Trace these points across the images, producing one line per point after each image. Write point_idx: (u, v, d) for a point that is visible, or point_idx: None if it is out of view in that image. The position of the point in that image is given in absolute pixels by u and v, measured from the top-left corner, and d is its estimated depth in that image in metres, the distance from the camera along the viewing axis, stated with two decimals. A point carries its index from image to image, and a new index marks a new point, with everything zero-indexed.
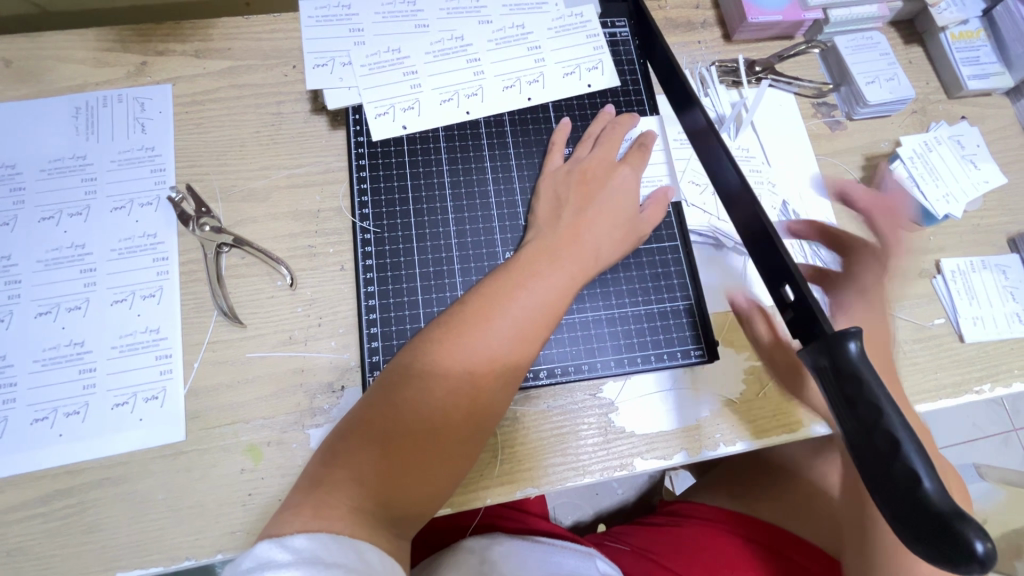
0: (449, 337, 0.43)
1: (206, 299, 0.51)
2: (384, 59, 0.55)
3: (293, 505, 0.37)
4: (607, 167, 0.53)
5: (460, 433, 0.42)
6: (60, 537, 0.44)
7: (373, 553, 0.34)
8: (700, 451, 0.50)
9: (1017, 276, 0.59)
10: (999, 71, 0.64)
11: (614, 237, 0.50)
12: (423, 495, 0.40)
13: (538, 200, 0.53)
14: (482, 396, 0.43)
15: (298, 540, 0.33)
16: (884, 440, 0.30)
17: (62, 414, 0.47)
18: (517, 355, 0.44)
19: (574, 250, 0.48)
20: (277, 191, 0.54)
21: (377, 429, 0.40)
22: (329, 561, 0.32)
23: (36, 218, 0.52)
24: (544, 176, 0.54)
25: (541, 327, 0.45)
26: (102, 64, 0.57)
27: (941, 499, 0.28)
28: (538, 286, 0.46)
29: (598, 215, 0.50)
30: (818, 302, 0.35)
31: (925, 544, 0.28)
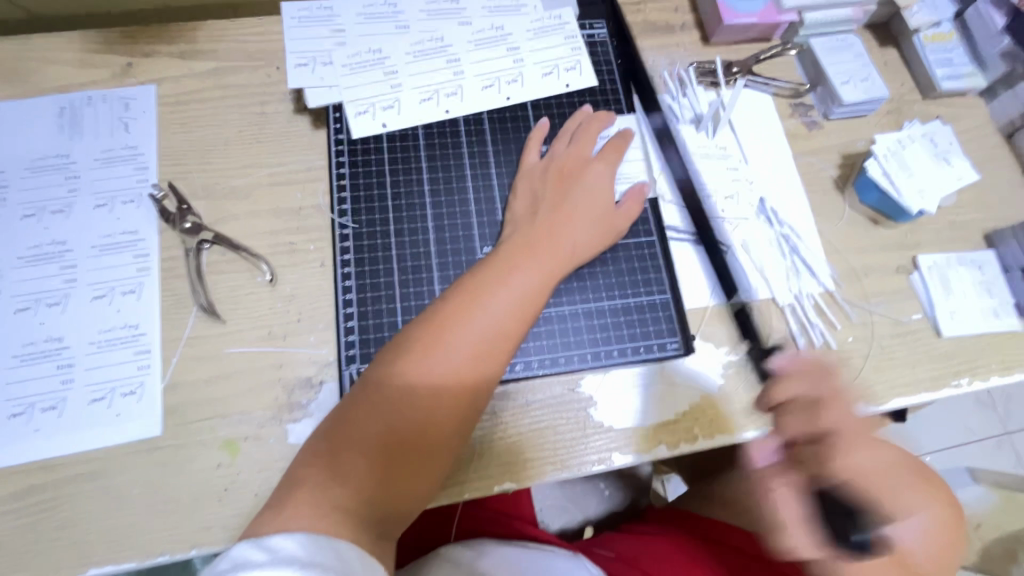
0: (429, 337, 0.43)
1: (185, 295, 0.51)
2: (363, 59, 0.56)
3: (277, 503, 0.37)
4: (581, 164, 0.54)
5: (443, 430, 0.42)
6: (34, 533, 0.44)
7: (354, 554, 0.33)
8: (676, 446, 0.50)
9: (993, 272, 0.59)
10: (972, 72, 0.65)
11: (592, 232, 0.51)
12: (408, 493, 0.41)
13: (516, 200, 0.53)
14: (464, 393, 0.43)
15: (277, 540, 0.32)
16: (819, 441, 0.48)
17: (39, 409, 0.47)
18: (498, 351, 0.45)
19: (552, 247, 0.49)
20: (259, 189, 0.55)
21: (361, 432, 0.41)
22: (307, 560, 0.31)
23: (18, 215, 0.52)
24: (523, 173, 0.55)
25: (521, 323, 0.46)
26: (88, 64, 0.58)
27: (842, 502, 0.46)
28: (515, 283, 0.46)
29: (573, 213, 0.51)
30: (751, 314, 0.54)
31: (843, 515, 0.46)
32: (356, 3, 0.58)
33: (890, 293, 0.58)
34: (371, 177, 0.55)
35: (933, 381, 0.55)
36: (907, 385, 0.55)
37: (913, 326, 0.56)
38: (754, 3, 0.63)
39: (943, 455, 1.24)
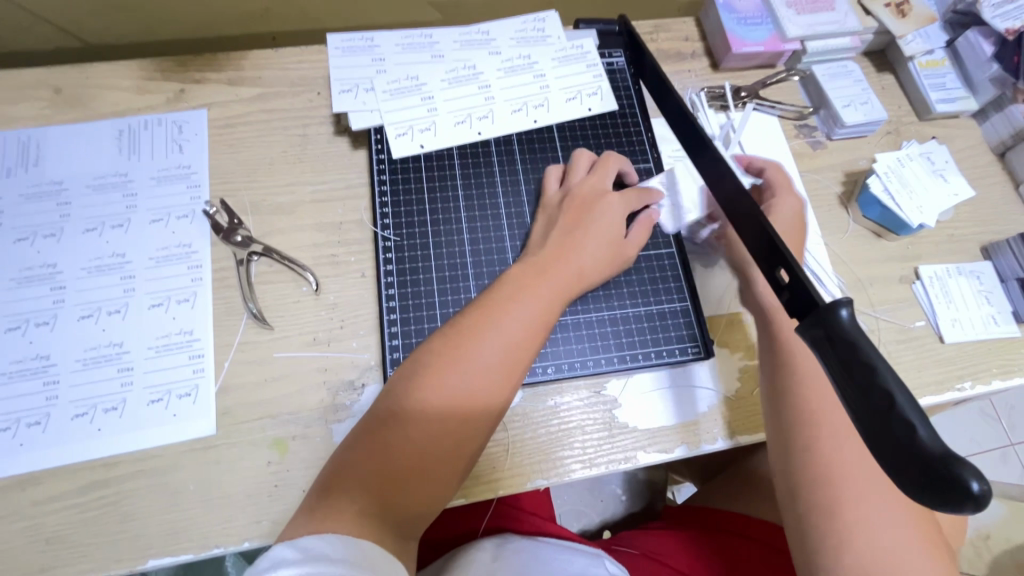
0: (447, 354, 0.45)
1: (236, 303, 0.55)
2: (403, 85, 0.61)
3: (310, 509, 0.39)
4: (599, 192, 0.56)
5: (462, 442, 0.44)
6: (96, 526, 0.47)
7: (375, 552, 0.36)
8: (698, 445, 0.53)
9: (991, 282, 0.63)
10: (964, 96, 0.70)
11: (604, 256, 0.54)
12: (426, 503, 0.42)
13: (536, 226, 0.57)
14: (479, 408, 0.44)
15: (310, 541, 0.34)
16: (881, 399, 0.30)
17: (101, 410, 0.50)
18: (511, 367, 0.46)
19: (563, 268, 0.51)
20: (303, 205, 0.59)
21: (384, 445, 0.42)
22: (335, 558, 0.34)
23: (81, 230, 0.56)
24: (541, 207, 0.58)
25: (532, 341, 0.47)
26: (144, 90, 0.63)
27: (935, 444, 0.28)
28: (526, 303, 0.48)
29: (588, 235, 0.53)
30: (811, 281, 0.37)
31: (923, 490, 0.28)
32: (395, 34, 0.63)
33: (894, 301, 0.61)
34: (411, 196, 0.59)
35: (939, 384, 0.58)
36: (913, 388, 0.58)
37: (917, 332, 0.60)
38: (759, 33, 0.68)
39: None
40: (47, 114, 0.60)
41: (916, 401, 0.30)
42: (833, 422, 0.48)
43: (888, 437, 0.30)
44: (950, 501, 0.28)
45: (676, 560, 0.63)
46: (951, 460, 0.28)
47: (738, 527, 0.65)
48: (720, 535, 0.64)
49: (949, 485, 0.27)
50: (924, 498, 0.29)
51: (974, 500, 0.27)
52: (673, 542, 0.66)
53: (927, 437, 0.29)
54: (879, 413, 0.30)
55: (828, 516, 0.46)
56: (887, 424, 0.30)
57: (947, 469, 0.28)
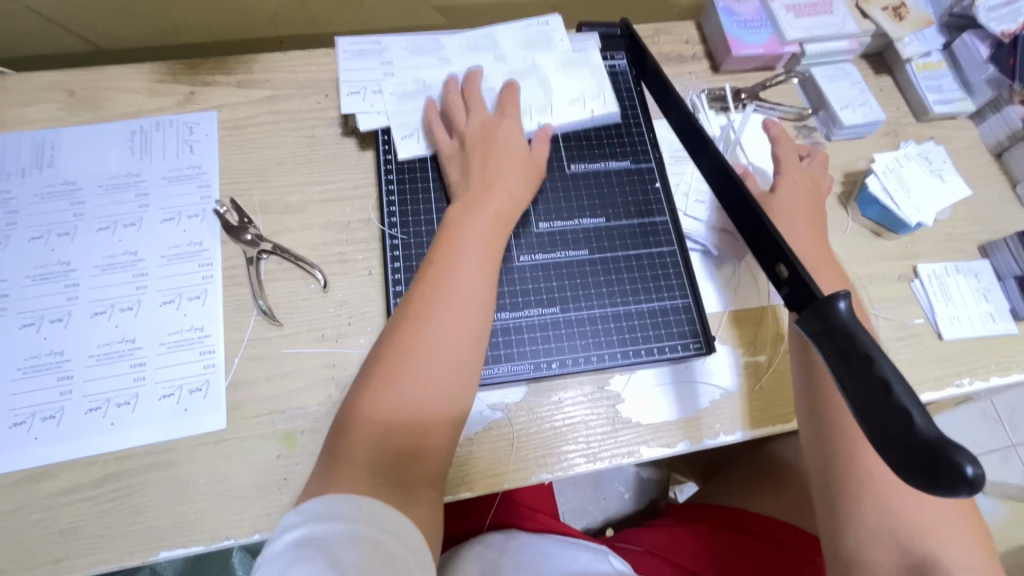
0: (415, 309, 0.47)
1: (246, 300, 0.56)
2: (411, 88, 0.62)
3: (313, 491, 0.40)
4: (490, 129, 0.58)
5: (439, 387, 0.45)
6: (110, 518, 0.48)
7: (374, 504, 0.37)
8: (700, 440, 0.54)
9: (989, 280, 0.64)
10: (961, 97, 0.71)
11: (519, 181, 0.56)
12: (427, 440, 0.44)
13: (450, 174, 0.57)
14: (453, 343, 0.46)
15: (311, 503, 0.37)
16: (878, 387, 0.31)
17: (114, 404, 0.51)
18: (456, 317, 0.47)
19: (495, 199, 0.54)
20: (311, 205, 0.60)
21: (376, 400, 0.44)
22: (333, 516, 0.35)
23: (94, 228, 0.57)
24: (443, 153, 0.58)
25: (488, 274, 0.50)
26: (155, 93, 0.64)
27: (929, 431, 0.29)
28: (475, 241, 0.51)
29: (502, 164, 0.56)
30: (812, 274, 0.38)
31: (916, 474, 0.29)
32: (403, 38, 0.64)
33: (893, 299, 0.62)
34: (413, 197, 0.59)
35: (938, 380, 0.59)
36: (913, 384, 0.59)
37: (916, 329, 0.61)
38: (758, 36, 0.69)
39: None
40: (60, 116, 0.62)
41: (912, 389, 0.31)
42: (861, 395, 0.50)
43: (882, 422, 0.31)
44: (942, 484, 0.28)
45: (680, 556, 0.64)
46: (944, 444, 0.29)
47: (740, 522, 0.65)
48: (723, 531, 0.65)
49: (941, 468, 0.28)
50: (916, 483, 0.29)
51: (967, 483, 0.27)
52: (676, 538, 0.66)
53: (923, 425, 0.30)
54: (875, 398, 0.31)
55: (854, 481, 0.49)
56: (883, 411, 0.31)
57: (939, 452, 0.28)
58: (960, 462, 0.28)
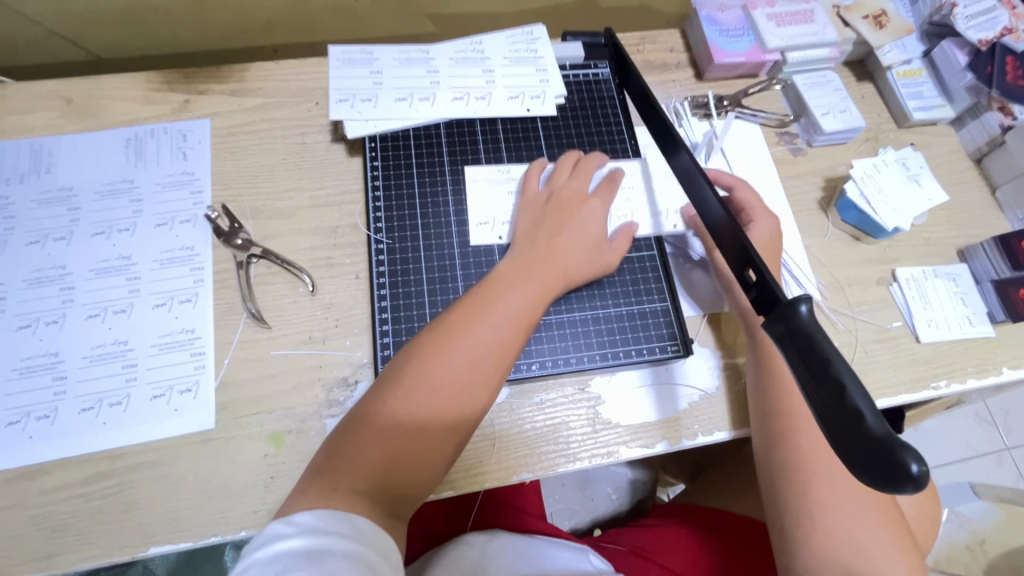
0: (449, 331, 0.49)
1: (236, 303, 0.57)
2: (492, 178, 0.62)
3: (301, 489, 0.42)
4: (581, 198, 0.59)
5: (451, 420, 0.46)
6: (100, 515, 0.49)
7: (365, 523, 0.39)
8: (679, 440, 0.55)
9: (966, 284, 0.65)
10: (941, 104, 0.72)
11: (584, 260, 0.57)
12: (413, 480, 0.45)
13: (519, 223, 0.58)
14: (464, 401, 0.47)
15: (303, 514, 0.37)
16: (832, 388, 0.32)
17: (106, 404, 0.53)
18: (494, 365, 0.48)
19: (556, 269, 0.54)
20: (301, 210, 0.61)
21: (375, 431, 0.44)
22: (327, 531, 0.37)
23: (90, 233, 0.59)
24: (522, 200, 0.60)
25: (518, 336, 0.50)
26: (151, 101, 0.66)
27: (878, 429, 0.30)
28: (512, 299, 0.51)
29: (570, 240, 0.56)
30: (774, 279, 0.39)
31: (868, 471, 0.31)
32: (393, 48, 0.66)
33: (871, 303, 0.63)
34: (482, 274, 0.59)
35: (914, 383, 0.60)
36: (890, 385, 0.60)
37: (894, 332, 0.62)
38: (741, 44, 0.71)
39: (944, 470, 1.26)
40: (58, 124, 0.63)
41: (865, 390, 0.32)
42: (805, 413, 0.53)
43: (837, 421, 0.32)
44: (891, 483, 0.29)
45: (667, 558, 0.64)
46: (894, 443, 0.30)
47: (723, 525, 0.67)
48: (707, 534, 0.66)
49: (891, 468, 0.29)
50: (868, 481, 0.31)
51: (912, 481, 0.29)
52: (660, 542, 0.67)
53: (875, 425, 0.31)
54: (831, 398, 0.32)
55: (798, 496, 0.52)
56: (839, 411, 0.32)
57: (888, 452, 0.30)
58: (907, 460, 0.30)
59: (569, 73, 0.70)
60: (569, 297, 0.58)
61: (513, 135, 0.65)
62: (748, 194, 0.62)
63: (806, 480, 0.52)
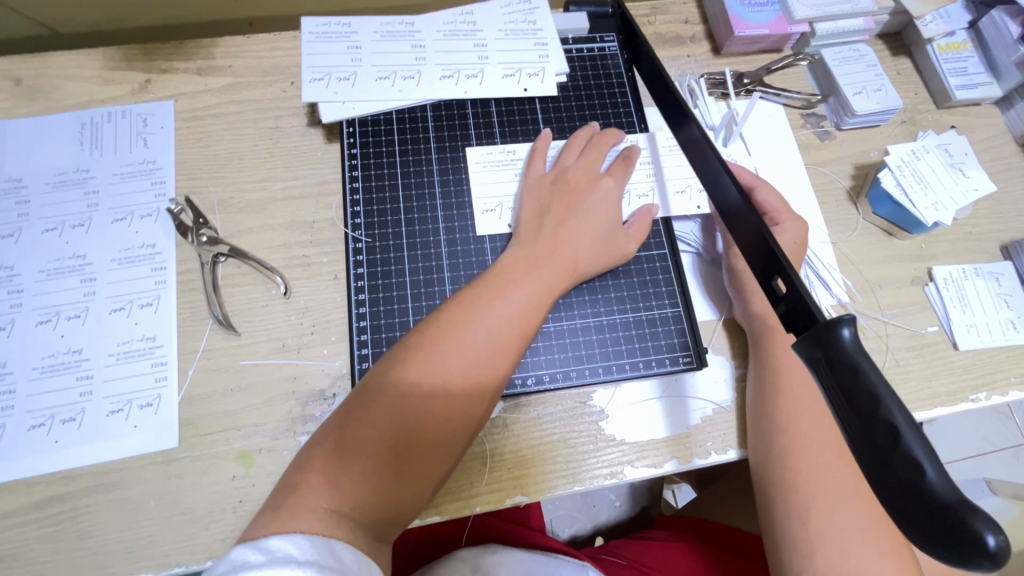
0: (444, 330, 0.43)
1: (202, 308, 0.52)
2: (499, 159, 0.57)
3: (272, 509, 0.37)
4: (592, 178, 0.53)
5: (444, 431, 0.41)
6: (52, 543, 0.45)
7: (347, 552, 0.34)
8: (689, 460, 0.50)
9: (1011, 284, 0.58)
10: (987, 81, 0.64)
11: (595, 249, 0.51)
12: (400, 499, 0.40)
13: (522, 208, 0.52)
14: (460, 410, 0.42)
15: (275, 541, 0.32)
16: (884, 432, 0.27)
17: (59, 421, 0.48)
18: (494, 369, 0.43)
19: (563, 260, 0.49)
20: (273, 203, 0.55)
21: (357, 442, 0.39)
22: (303, 559, 0.31)
23: (40, 230, 0.53)
24: (526, 182, 0.54)
25: (520, 336, 0.44)
26: (108, 81, 0.59)
27: (944, 491, 0.25)
28: (515, 295, 0.46)
29: (579, 227, 0.50)
30: (809, 289, 0.33)
31: (929, 537, 0.25)
32: (374, 20, 0.59)
33: (904, 305, 0.57)
34: (471, 272, 0.53)
35: (952, 395, 0.54)
36: (924, 398, 0.54)
37: (929, 338, 0.56)
38: (764, 14, 0.63)
39: (959, 465, 1.21)
40: (5, 107, 0.57)
41: (923, 435, 0.27)
42: (806, 429, 0.47)
43: (889, 473, 0.27)
44: (960, 556, 0.25)
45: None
46: (964, 507, 0.25)
47: (738, 543, 0.61)
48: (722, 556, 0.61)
49: (959, 536, 0.24)
50: (930, 549, 0.26)
51: (989, 558, 0.24)
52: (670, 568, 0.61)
53: (937, 481, 0.26)
54: (880, 447, 0.27)
55: (796, 523, 0.45)
56: (892, 463, 0.26)
57: (957, 518, 0.24)
58: (979, 528, 0.24)
59: (571, 47, 0.62)
60: (569, 301, 0.53)
61: (509, 117, 0.59)
62: (769, 188, 0.56)
63: (802, 506, 0.45)
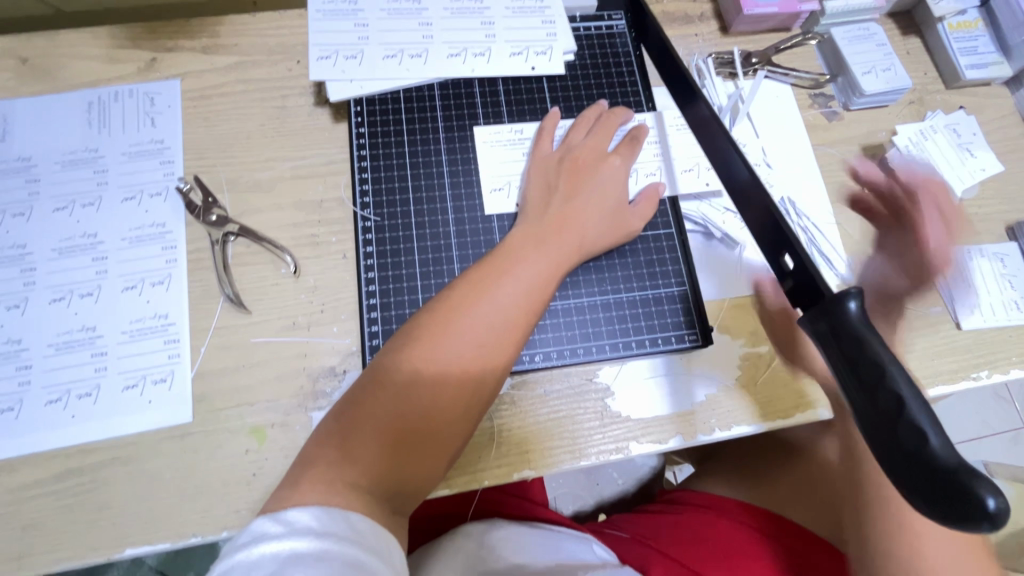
0: (453, 308, 0.44)
1: (212, 286, 0.52)
2: (506, 138, 0.57)
3: (290, 482, 0.37)
4: (598, 156, 0.53)
5: (455, 406, 0.42)
6: (72, 514, 0.46)
7: (365, 521, 0.35)
8: (694, 436, 0.51)
9: (1015, 264, 0.59)
10: (997, 60, 0.64)
11: (601, 227, 0.51)
12: (415, 473, 0.41)
13: (529, 187, 0.53)
14: (472, 385, 0.43)
15: (293, 513, 0.33)
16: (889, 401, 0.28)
17: (75, 396, 0.49)
18: (502, 345, 0.44)
19: (570, 238, 0.49)
20: (282, 182, 0.56)
21: (372, 418, 0.40)
22: (321, 530, 0.32)
23: (50, 208, 0.53)
24: (533, 160, 0.54)
25: (527, 312, 0.45)
26: (114, 60, 0.59)
27: (947, 456, 0.26)
28: (522, 273, 0.46)
29: (586, 205, 0.51)
30: (816, 264, 0.34)
31: (931, 502, 0.26)
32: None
33: (908, 285, 0.57)
34: (480, 250, 0.53)
35: (953, 373, 0.55)
36: (926, 376, 0.55)
37: (933, 317, 0.56)
38: None
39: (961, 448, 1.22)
40: (12, 86, 0.57)
41: (928, 404, 0.27)
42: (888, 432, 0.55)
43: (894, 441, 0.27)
44: (960, 519, 0.25)
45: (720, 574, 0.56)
46: (966, 471, 0.25)
47: (765, 528, 0.60)
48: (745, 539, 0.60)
49: (959, 499, 0.25)
50: (932, 514, 0.26)
51: (989, 519, 0.24)
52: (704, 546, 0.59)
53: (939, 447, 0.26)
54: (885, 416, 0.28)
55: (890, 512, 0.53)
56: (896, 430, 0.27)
57: (959, 481, 0.25)
58: (982, 493, 0.25)
59: (579, 26, 0.62)
60: (575, 280, 0.53)
61: (517, 97, 0.58)
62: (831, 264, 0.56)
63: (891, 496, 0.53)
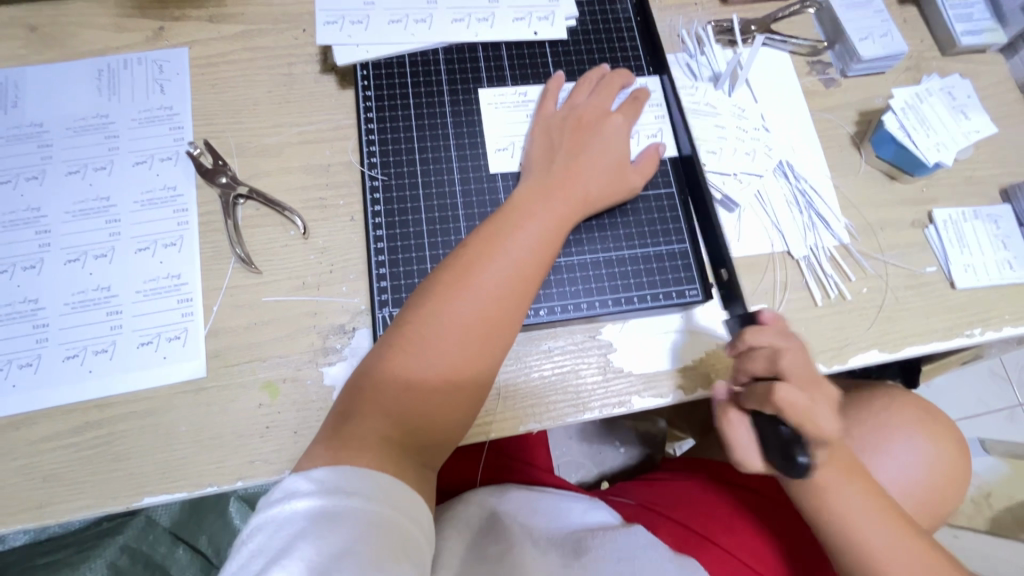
0: (468, 263, 0.45)
1: (223, 248, 0.53)
2: (511, 101, 0.58)
3: (325, 439, 0.39)
4: (601, 115, 0.54)
5: (478, 357, 0.43)
6: (91, 465, 0.47)
7: (389, 479, 0.36)
8: (695, 390, 0.52)
9: (1009, 226, 0.60)
10: (992, 28, 0.65)
11: (605, 180, 0.52)
12: (441, 422, 0.42)
13: (533, 145, 0.54)
14: (492, 335, 0.44)
15: (323, 472, 0.34)
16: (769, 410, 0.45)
17: (91, 352, 0.50)
18: (517, 295, 0.45)
19: (577, 192, 0.50)
20: (290, 147, 0.57)
21: (397, 370, 0.42)
22: (348, 489, 0.34)
23: (64, 172, 0.55)
24: (537, 120, 0.55)
25: (540, 264, 0.47)
26: (123, 29, 0.60)
27: (788, 435, 0.43)
28: (533, 227, 0.47)
29: (591, 160, 0.52)
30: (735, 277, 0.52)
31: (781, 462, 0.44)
32: None
33: (904, 247, 0.59)
34: (485, 209, 0.55)
35: (947, 331, 0.56)
36: (921, 333, 0.56)
37: (927, 277, 0.58)
38: None
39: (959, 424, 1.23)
40: (23, 54, 0.58)
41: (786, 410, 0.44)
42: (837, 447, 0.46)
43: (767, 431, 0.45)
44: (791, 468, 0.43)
45: (727, 538, 0.58)
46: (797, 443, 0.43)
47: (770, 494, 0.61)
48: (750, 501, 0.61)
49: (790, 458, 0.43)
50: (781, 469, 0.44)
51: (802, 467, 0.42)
52: (717, 510, 0.60)
53: (786, 431, 0.43)
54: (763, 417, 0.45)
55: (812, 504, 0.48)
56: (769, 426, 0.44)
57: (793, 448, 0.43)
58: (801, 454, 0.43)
59: None
60: (579, 239, 0.54)
61: (520, 61, 0.59)
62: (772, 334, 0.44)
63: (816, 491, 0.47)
